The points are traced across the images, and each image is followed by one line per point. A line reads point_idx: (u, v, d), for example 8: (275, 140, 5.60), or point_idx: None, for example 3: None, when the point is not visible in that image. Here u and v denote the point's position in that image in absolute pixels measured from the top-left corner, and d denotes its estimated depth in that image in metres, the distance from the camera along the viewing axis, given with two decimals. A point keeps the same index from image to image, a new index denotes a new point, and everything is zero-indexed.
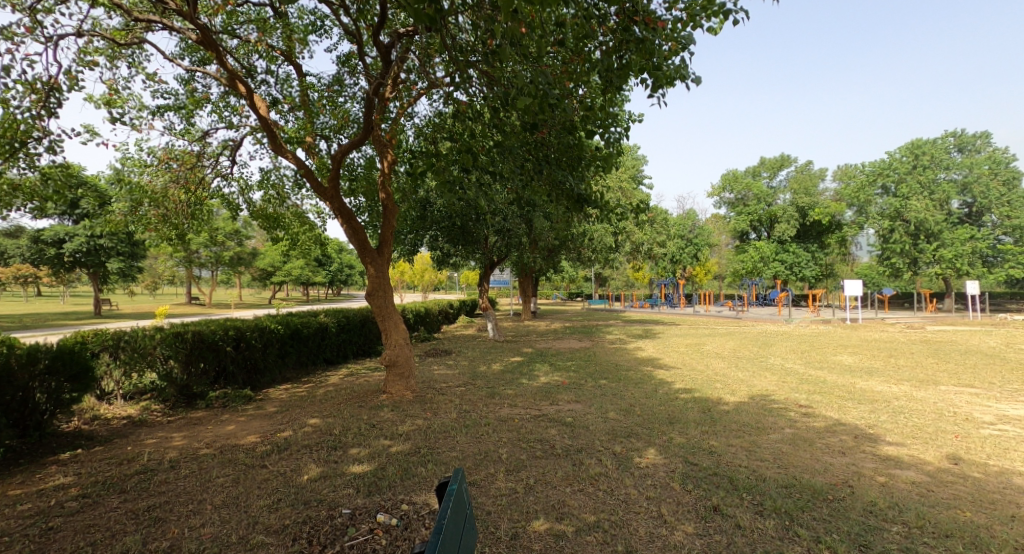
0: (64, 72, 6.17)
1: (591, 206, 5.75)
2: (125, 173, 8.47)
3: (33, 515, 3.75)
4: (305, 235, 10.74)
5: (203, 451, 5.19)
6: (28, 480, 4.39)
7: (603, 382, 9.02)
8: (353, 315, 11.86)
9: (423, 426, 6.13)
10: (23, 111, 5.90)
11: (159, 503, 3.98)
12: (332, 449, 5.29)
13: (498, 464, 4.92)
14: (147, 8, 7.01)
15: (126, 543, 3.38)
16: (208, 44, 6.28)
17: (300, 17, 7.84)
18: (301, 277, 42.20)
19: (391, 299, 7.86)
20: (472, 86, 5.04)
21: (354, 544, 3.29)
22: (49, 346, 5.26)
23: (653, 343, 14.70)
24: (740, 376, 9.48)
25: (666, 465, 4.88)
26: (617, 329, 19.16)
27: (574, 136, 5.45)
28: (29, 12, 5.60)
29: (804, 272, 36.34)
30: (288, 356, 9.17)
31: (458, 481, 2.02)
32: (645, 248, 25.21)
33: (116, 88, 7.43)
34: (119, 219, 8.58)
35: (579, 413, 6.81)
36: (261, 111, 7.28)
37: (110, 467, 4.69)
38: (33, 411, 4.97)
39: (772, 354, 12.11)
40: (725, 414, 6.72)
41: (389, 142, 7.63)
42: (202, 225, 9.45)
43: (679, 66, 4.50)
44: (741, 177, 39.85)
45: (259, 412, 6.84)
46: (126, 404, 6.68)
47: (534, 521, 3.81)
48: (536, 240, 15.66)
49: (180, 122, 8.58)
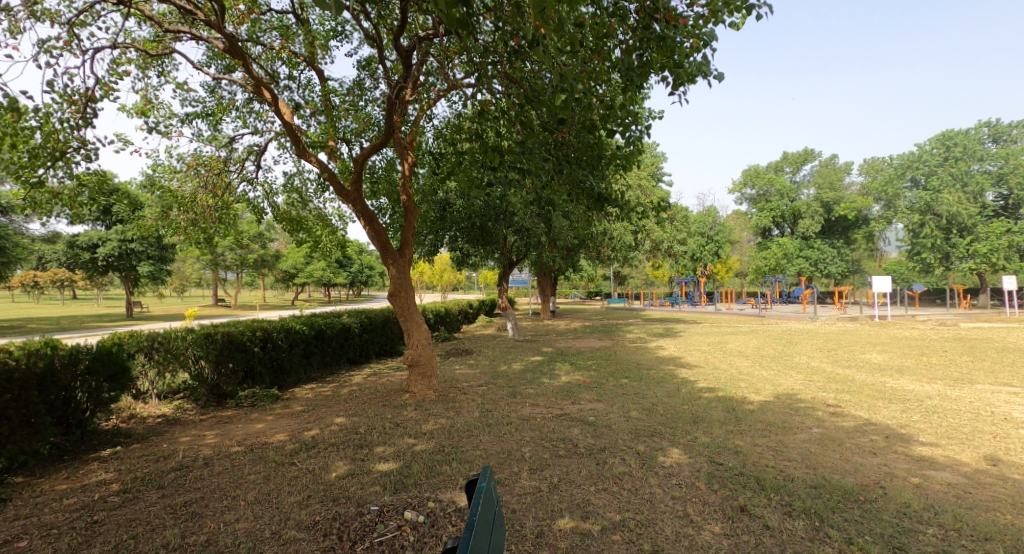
0: (100, 84, 6.38)
1: (612, 205, 5.69)
2: (156, 179, 8.75)
3: (78, 509, 3.91)
4: (327, 238, 10.92)
5: (234, 449, 5.34)
6: (72, 476, 4.57)
7: (624, 381, 8.96)
8: (375, 315, 12.02)
9: (446, 425, 6.19)
10: (63, 122, 6.13)
11: (195, 499, 4.11)
12: (358, 447, 5.38)
13: (522, 463, 4.96)
14: (176, 19, 7.22)
15: (166, 537, 3.51)
16: (235, 52, 6.44)
17: (322, 23, 7.99)
18: (323, 278, 42.89)
19: (413, 299, 7.93)
20: (493, 86, 5.06)
21: (383, 540, 3.38)
22: (90, 347, 5.46)
23: (674, 342, 14.58)
24: (765, 375, 9.33)
25: (691, 465, 4.84)
26: (637, 327, 19.01)
27: (595, 135, 5.43)
28: (67, 26, 5.81)
29: (829, 268, 35.29)
30: (313, 357, 9.34)
31: (487, 478, 2.02)
32: (665, 246, 25.00)
33: (147, 97, 7.66)
34: (151, 224, 8.85)
35: (601, 412, 6.79)
36: (285, 116, 7.43)
37: (148, 463, 4.86)
38: (75, 410, 5.16)
39: (798, 352, 11.88)
40: (750, 413, 6.63)
41: (410, 145, 7.73)
42: (229, 229, 9.66)
43: (701, 63, 4.45)
44: (764, 172, 39.31)
45: (286, 411, 6.99)
46: (160, 403, 6.89)
47: (559, 520, 3.82)
48: (556, 239, 15.67)
49: (207, 129, 8.82)
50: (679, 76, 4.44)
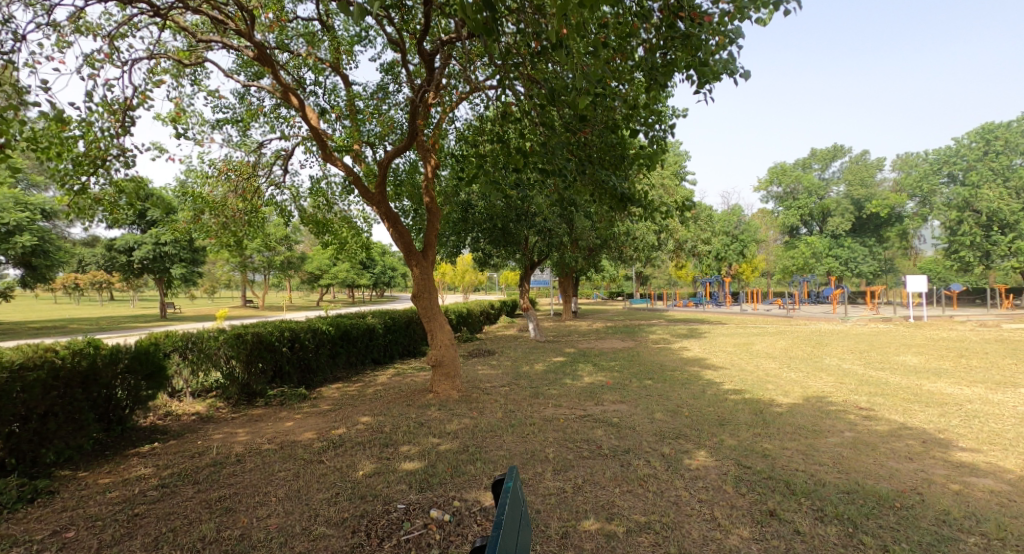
0: (138, 93, 6.64)
1: (635, 204, 5.63)
2: (188, 185, 9.04)
3: (120, 502, 4.07)
4: (353, 239, 11.10)
5: (265, 446, 5.48)
6: (114, 470, 4.76)
7: (648, 382, 8.87)
8: (398, 316, 12.17)
9: (470, 425, 6.22)
10: (104, 131, 6.39)
11: (229, 494, 4.24)
12: (384, 446, 5.48)
13: (546, 463, 4.96)
14: (208, 29, 7.45)
15: (202, 531, 3.62)
16: (263, 59, 6.60)
17: (346, 29, 8.15)
18: (346, 280, 43.49)
19: (436, 300, 8.00)
20: (515, 88, 5.08)
21: (409, 538, 3.45)
22: (129, 347, 5.67)
23: (698, 343, 14.38)
24: (794, 377, 9.12)
25: (718, 468, 4.78)
26: (660, 328, 18.76)
27: (617, 135, 5.41)
28: (108, 39, 6.06)
29: (860, 267, 34.27)
30: (339, 356, 9.51)
31: (514, 478, 2.01)
32: (689, 246, 24.74)
33: (181, 105, 7.93)
34: (183, 227, 9.16)
35: (625, 413, 6.75)
36: (311, 121, 7.59)
37: (183, 459, 5.02)
38: (116, 407, 5.37)
39: (829, 355, 11.56)
40: (778, 416, 6.50)
41: (432, 147, 7.82)
42: (257, 231, 9.92)
43: (726, 61, 4.40)
44: (790, 170, 39.14)
45: (313, 410, 7.14)
46: (194, 401, 7.13)
47: (584, 521, 3.82)
48: (577, 239, 15.64)
49: (237, 134, 9.06)
50: (704, 74, 4.39)
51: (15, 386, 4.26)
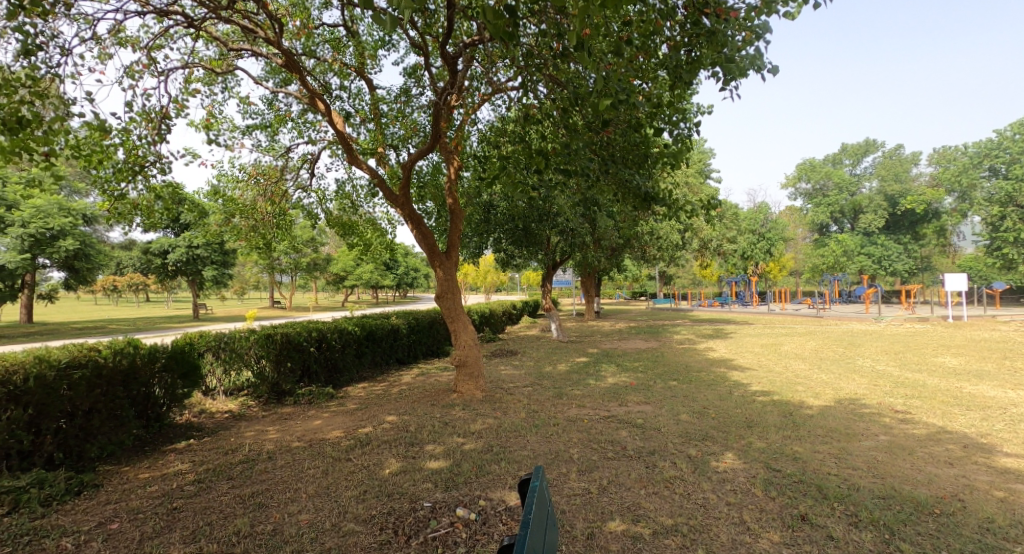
0: (173, 102, 6.87)
1: (659, 204, 5.56)
2: (220, 189, 9.31)
3: (159, 496, 4.23)
4: (377, 241, 11.25)
5: (295, 444, 5.62)
6: (153, 465, 4.94)
7: (673, 383, 8.77)
8: (422, 316, 12.30)
9: (494, 425, 6.26)
10: (142, 138, 6.63)
11: (261, 490, 4.36)
12: (409, 445, 5.56)
13: (570, 464, 4.95)
14: (239, 38, 7.67)
15: (237, 524, 3.74)
16: (292, 66, 6.76)
17: (371, 34, 8.27)
18: (370, 281, 44.07)
19: (459, 301, 8.06)
20: (538, 90, 5.09)
21: (436, 536, 3.52)
22: (165, 347, 5.86)
23: (725, 344, 14.15)
24: (825, 378, 8.90)
25: (746, 471, 4.70)
26: (685, 329, 18.46)
27: (641, 134, 5.35)
28: (146, 51, 6.30)
29: (894, 265, 33.18)
30: (364, 356, 9.66)
31: (540, 478, 2.01)
32: (714, 244, 24.36)
33: (213, 112, 8.17)
34: (215, 229, 9.43)
35: (650, 414, 6.69)
36: (337, 126, 7.74)
37: (218, 456, 5.19)
38: (154, 404, 5.59)
39: (862, 356, 11.21)
40: (808, 419, 6.35)
41: (455, 149, 7.89)
42: (285, 234, 10.15)
43: (754, 56, 4.33)
44: (819, 166, 39.00)
45: (340, 409, 7.27)
46: (227, 399, 7.37)
47: (609, 522, 3.81)
48: (600, 239, 15.57)
49: (266, 140, 9.30)
50: (730, 71, 4.33)
51: (62, 384, 4.45)
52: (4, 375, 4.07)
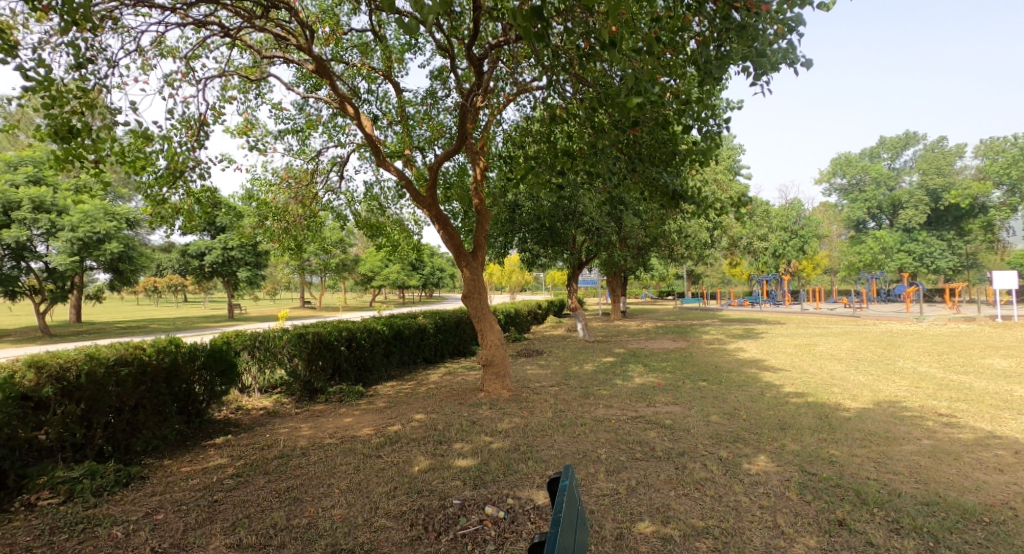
0: (210, 109, 7.12)
1: (688, 202, 5.49)
2: (254, 193, 9.59)
3: (201, 488, 4.40)
4: (404, 242, 11.40)
5: (327, 441, 5.76)
6: (194, 459, 5.13)
7: (702, 384, 8.64)
8: (448, 316, 12.42)
9: (522, 424, 6.28)
10: (182, 145, 6.90)
11: (296, 485, 4.49)
12: (438, 443, 5.63)
13: (599, 464, 4.94)
14: (271, 45, 7.89)
15: (274, 518, 3.86)
16: (322, 71, 6.92)
17: (397, 38, 8.40)
18: (397, 281, 44.63)
19: (486, 300, 8.12)
20: (564, 88, 5.08)
21: (466, 533, 3.58)
22: (205, 346, 6.09)
23: (756, 344, 13.83)
24: (863, 380, 8.62)
25: (780, 474, 4.60)
26: (715, 329, 18.10)
27: (668, 131, 5.26)
28: (185, 61, 6.56)
29: (937, 263, 31.86)
30: (392, 356, 9.82)
31: (570, 477, 1.99)
32: (744, 242, 23.85)
33: (248, 117, 8.44)
34: (250, 232, 9.71)
35: (679, 415, 6.60)
36: (366, 129, 7.88)
37: (254, 451, 5.36)
38: (195, 400, 5.81)
39: (902, 357, 10.81)
40: (845, 421, 6.17)
41: (481, 150, 7.94)
42: (316, 235, 10.38)
43: (785, 50, 4.24)
44: (856, 160, 38.28)
45: (370, 407, 7.42)
46: (262, 396, 7.66)
47: (639, 523, 3.79)
48: (627, 238, 15.44)
49: (297, 144, 9.53)
50: (761, 67, 4.26)
51: (111, 381, 4.66)
52: (59, 372, 4.29)
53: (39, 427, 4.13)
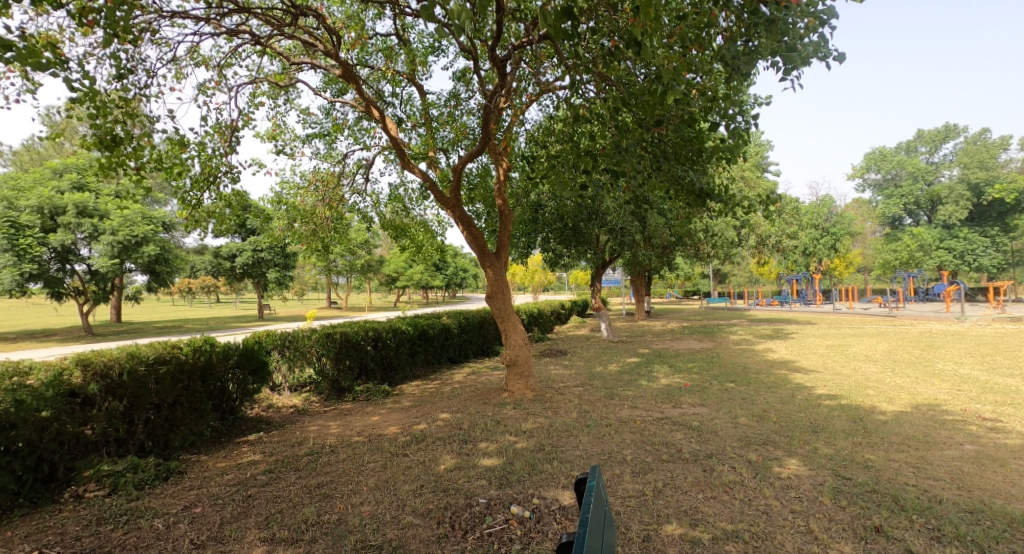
0: (242, 115, 7.33)
1: (715, 200, 5.41)
2: (283, 196, 9.82)
3: (236, 483, 4.54)
4: (428, 243, 11.50)
5: (355, 439, 5.86)
6: (228, 455, 5.29)
7: (730, 385, 8.48)
8: (472, 316, 12.49)
9: (546, 424, 6.27)
10: (215, 150, 7.12)
11: (326, 481, 4.59)
12: (463, 442, 5.67)
13: (624, 465, 4.91)
14: (299, 52, 8.07)
15: (305, 513, 3.95)
16: (349, 76, 7.04)
17: (421, 41, 8.49)
18: (420, 281, 45.06)
19: (509, 300, 8.14)
20: (588, 88, 5.05)
21: (492, 532, 3.60)
22: (237, 345, 6.28)
23: (786, 344, 13.50)
24: (900, 382, 8.33)
25: (812, 478, 4.49)
26: (742, 329, 17.73)
27: (694, 128, 5.19)
28: (218, 69, 6.77)
29: (979, 260, 30.57)
30: (417, 355, 9.92)
31: (597, 478, 1.95)
32: (773, 240, 23.32)
33: (278, 123, 8.65)
34: (279, 234, 9.94)
35: (706, 417, 6.50)
36: (391, 132, 7.99)
37: (285, 448, 5.50)
38: (228, 398, 5.99)
39: (943, 359, 10.40)
40: (881, 425, 5.98)
41: (504, 151, 7.97)
42: (342, 237, 10.57)
43: (817, 43, 4.14)
44: (892, 154, 37.26)
45: (396, 406, 7.52)
46: (292, 395, 7.64)
47: (666, 525, 3.75)
48: (651, 237, 15.28)
49: (324, 147, 9.73)
50: (791, 61, 4.16)
51: (151, 378, 4.85)
52: (103, 369, 4.49)
53: (86, 422, 4.32)
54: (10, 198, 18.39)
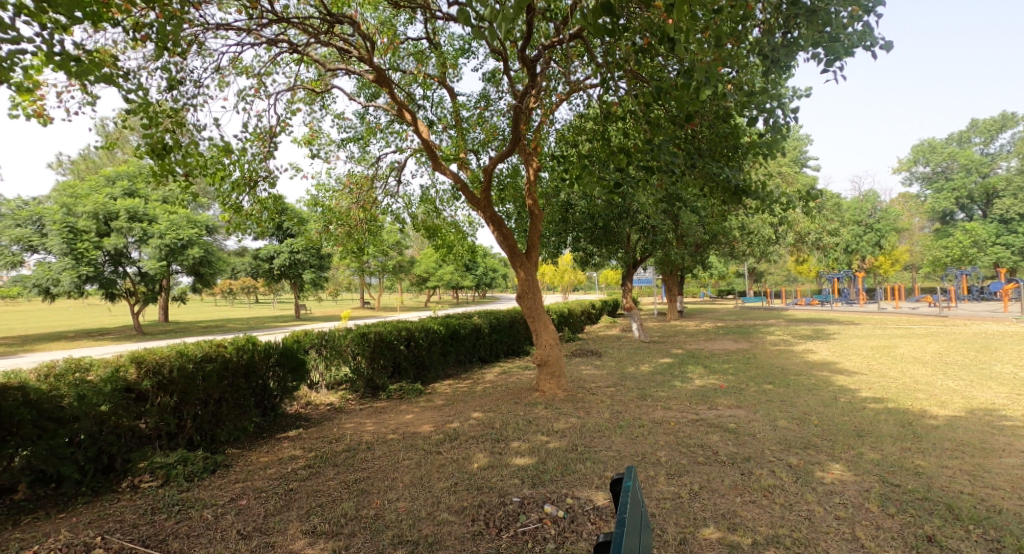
0: (280, 121, 7.55)
1: (751, 197, 5.29)
2: (320, 199, 10.09)
3: (278, 477, 4.69)
4: (459, 244, 11.60)
5: (390, 436, 5.98)
6: (270, 450, 5.48)
7: (768, 386, 8.26)
8: (502, 316, 12.54)
9: (578, 424, 6.25)
10: (255, 156, 7.38)
11: (364, 477, 4.70)
12: (496, 441, 5.70)
13: (659, 467, 4.84)
14: (334, 59, 8.27)
15: (344, 508, 4.05)
16: (382, 80, 7.18)
17: (451, 44, 8.58)
18: (451, 281, 45.50)
19: (541, 300, 8.14)
20: (620, 86, 5.01)
21: (526, 531, 3.62)
22: (278, 344, 6.49)
23: (828, 345, 13.04)
24: (952, 386, 7.93)
25: (858, 484, 4.33)
26: (781, 330, 17.20)
27: (729, 124, 5.12)
28: (258, 78, 7.01)
29: None
30: (449, 354, 10.03)
31: (633, 478, 1.91)
32: (813, 238, 22.55)
33: (314, 128, 8.88)
34: (315, 236, 10.21)
35: (743, 419, 6.35)
36: (422, 134, 8.10)
37: (324, 444, 5.66)
38: (269, 395, 6.21)
39: (1000, 361, 9.85)
40: (932, 430, 5.71)
41: (534, 151, 7.97)
42: (376, 238, 10.76)
43: (861, 32, 4.00)
44: (942, 146, 35.48)
45: (429, 404, 7.63)
46: (328, 392, 7.90)
47: (703, 529, 3.68)
48: (684, 236, 15.01)
49: (358, 151, 9.95)
50: (834, 52, 4.03)
51: (199, 375, 5.07)
52: (155, 366, 4.71)
53: (140, 416, 4.53)
54: (69, 205, 19.50)
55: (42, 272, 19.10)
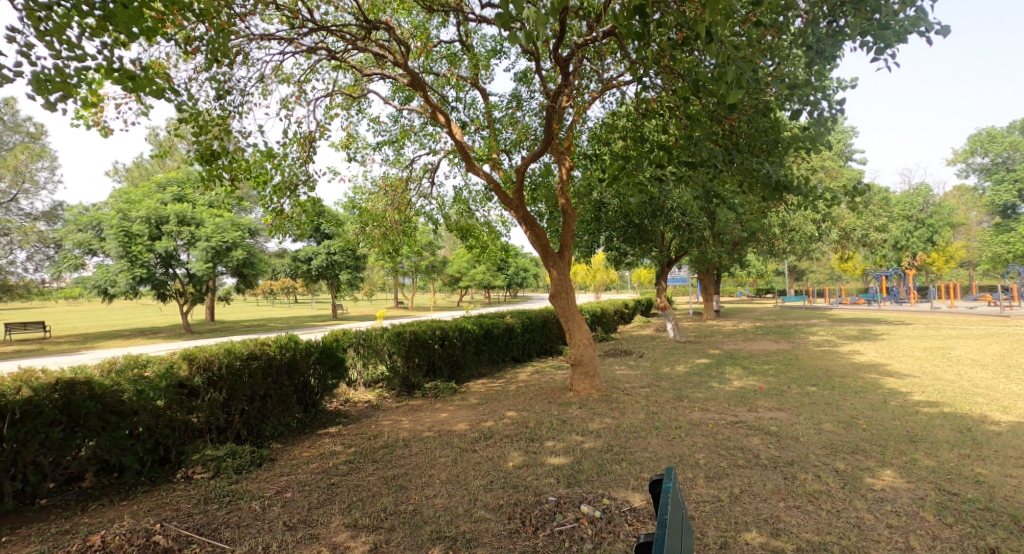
0: (318, 126, 7.76)
1: (793, 192, 5.13)
2: (356, 201, 10.31)
3: (321, 471, 4.84)
4: (492, 243, 11.65)
5: (426, 433, 6.07)
6: (312, 445, 5.65)
7: (811, 388, 7.99)
8: (535, 315, 12.55)
9: (614, 425, 6.19)
10: (295, 161, 7.62)
11: (401, 473, 4.80)
12: (530, 440, 5.71)
13: (698, 469, 4.75)
14: (370, 64, 8.44)
15: (384, 503, 4.13)
16: (416, 84, 7.28)
17: (484, 46, 8.63)
18: (483, 281, 45.73)
19: (574, 300, 8.11)
20: (655, 83, 4.93)
21: (563, 530, 3.60)
22: (318, 343, 6.69)
23: (876, 346, 12.48)
24: (1015, 390, 7.47)
25: (911, 491, 4.13)
26: (824, 330, 16.58)
27: (769, 118, 5.01)
28: (298, 85, 7.23)
29: None
30: (483, 353, 10.10)
31: (673, 479, 1.89)
32: (859, 234, 21.63)
33: (350, 131, 9.09)
34: (353, 237, 10.45)
35: (785, 422, 6.15)
36: (455, 135, 8.18)
37: (362, 440, 5.79)
38: (310, 392, 6.41)
39: None
40: (994, 436, 5.39)
41: (567, 150, 7.92)
42: (411, 239, 10.93)
43: (914, 17, 3.81)
44: (1002, 135, 33.43)
45: (464, 403, 7.71)
46: (365, 390, 8.10)
47: (746, 533, 3.59)
48: (721, 233, 14.66)
49: (393, 153, 10.12)
50: (884, 39, 3.86)
51: (245, 373, 5.28)
52: (205, 363, 4.93)
53: (192, 411, 4.75)
54: (124, 210, 20.50)
55: (101, 274, 20.27)
